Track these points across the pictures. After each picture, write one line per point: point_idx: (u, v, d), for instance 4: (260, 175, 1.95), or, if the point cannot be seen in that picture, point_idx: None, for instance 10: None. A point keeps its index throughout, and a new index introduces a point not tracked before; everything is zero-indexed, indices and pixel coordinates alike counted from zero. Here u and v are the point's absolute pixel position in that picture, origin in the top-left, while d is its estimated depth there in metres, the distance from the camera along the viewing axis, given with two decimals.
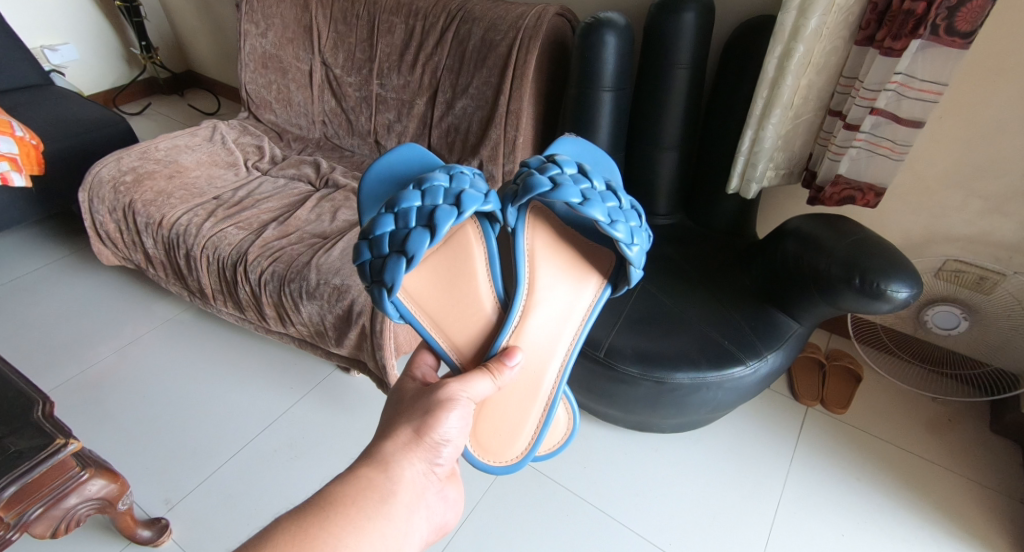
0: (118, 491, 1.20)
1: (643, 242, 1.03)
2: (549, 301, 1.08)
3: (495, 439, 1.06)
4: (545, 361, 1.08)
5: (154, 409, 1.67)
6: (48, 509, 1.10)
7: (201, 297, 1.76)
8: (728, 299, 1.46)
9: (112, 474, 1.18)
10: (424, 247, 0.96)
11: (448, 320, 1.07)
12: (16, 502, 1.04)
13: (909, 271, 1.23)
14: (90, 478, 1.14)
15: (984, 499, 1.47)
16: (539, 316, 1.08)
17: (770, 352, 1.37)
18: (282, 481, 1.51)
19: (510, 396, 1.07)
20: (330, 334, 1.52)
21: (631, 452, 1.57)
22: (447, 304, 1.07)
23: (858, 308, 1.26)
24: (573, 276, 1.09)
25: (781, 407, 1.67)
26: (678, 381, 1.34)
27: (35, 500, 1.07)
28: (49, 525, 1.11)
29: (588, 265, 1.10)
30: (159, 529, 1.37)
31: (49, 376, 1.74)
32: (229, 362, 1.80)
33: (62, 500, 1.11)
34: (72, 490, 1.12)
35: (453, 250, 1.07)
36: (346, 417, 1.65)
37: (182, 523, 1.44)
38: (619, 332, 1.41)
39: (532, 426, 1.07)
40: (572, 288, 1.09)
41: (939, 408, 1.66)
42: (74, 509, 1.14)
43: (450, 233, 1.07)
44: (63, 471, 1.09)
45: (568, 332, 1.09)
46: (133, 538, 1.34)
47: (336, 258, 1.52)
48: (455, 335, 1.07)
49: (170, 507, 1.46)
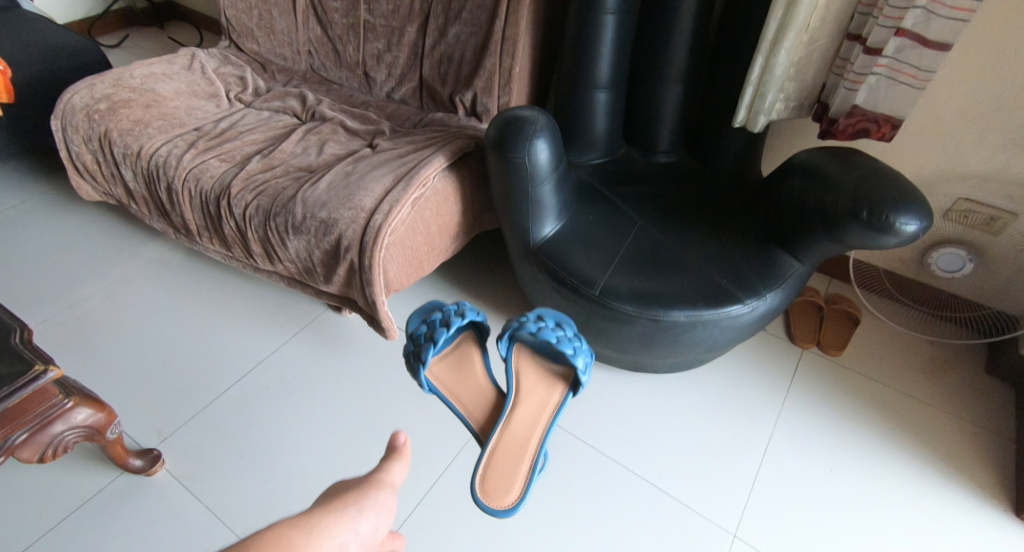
0: (105, 420, 1.18)
1: (588, 354, 1.09)
2: (522, 395, 1.09)
3: (497, 483, 1.01)
4: (528, 432, 1.05)
5: (145, 345, 1.65)
6: (35, 434, 1.08)
7: (186, 233, 1.71)
8: (729, 239, 1.42)
9: (98, 402, 1.16)
10: (444, 337, 1.07)
11: (464, 396, 1.11)
12: (0, 426, 1.02)
13: (920, 203, 1.18)
14: (75, 406, 1.11)
15: (976, 438, 1.48)
16: (520, 400, 1.09)
17: (768, 292, 1.34)
18: (273, 416, 1.50)
19: (502, 448, 1.04)
20: (318, 270, 1.49)
21: (625, 393, 1.56)
22: (465, 385, 1.12)
23: (864, 244, 1.22)
24: (533, 380, 1.11)
25: (776, 349, 1.66)
26: (675, 319, 1.31)
27: (20, 425, 1.05)
28: (35, 450, 1.10)
29: (551, 376, 1.12)
30: (151, 459, 1.36)
31: (36, 310, 1.71)
32: (218, 301, 1.76)
33: (47, 426, 1.09)
34: (58, 417, 1.10)
35: (463, 351, 1.15)
36: (339, 356, 1.63)
37: (174, 454, 1.43)
38: (616, 271, 1.37)
39: (523, 476, 1.02)
40: (532, 395, 1.09)
41: (935, 351, 1.66)
42: (62, 435, 1.12)
43: (459, 337, 1.16)
44: (46, 399, 1.07)
45: (539, 415, 1.07)
46: (125, 467, 1.33)
47: (323, 191, 1.46)
48: (471, 411, 1.10)
49: (163, 439, 1.45)
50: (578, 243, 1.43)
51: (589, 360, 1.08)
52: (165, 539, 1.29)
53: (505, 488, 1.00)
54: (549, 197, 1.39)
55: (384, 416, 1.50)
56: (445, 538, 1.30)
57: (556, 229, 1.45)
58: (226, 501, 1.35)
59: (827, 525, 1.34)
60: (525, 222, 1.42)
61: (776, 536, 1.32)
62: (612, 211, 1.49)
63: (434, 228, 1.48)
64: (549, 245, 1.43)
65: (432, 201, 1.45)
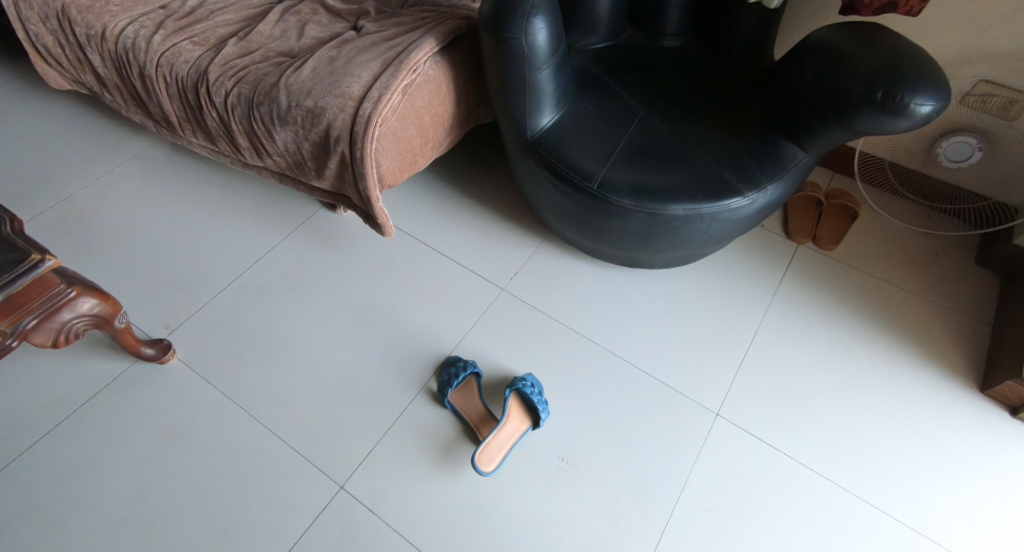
0: (111, 310, 1.18)
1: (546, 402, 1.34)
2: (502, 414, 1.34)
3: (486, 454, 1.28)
4: (505, 440, 1.31)
5: (144, 239, 1.63)
6: (43, 321, 1.07)
7: (167, 126, 1.63)
8: (733, 129, 1.37)
9: (102, 293, 1.15)
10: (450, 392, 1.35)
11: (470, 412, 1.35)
12: (8, 313, 1.00)
13: (938, 82, 1.13)
14: (80, 295, 1.10)
15: (958, 326, 1.51)
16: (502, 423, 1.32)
17: (770, 184, 1.31)
18: (272, 310, 1.51)
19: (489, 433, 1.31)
20: (308, 163, 1.44)
21: (620, 287, 1.57)
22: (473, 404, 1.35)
23: (874, 129, 1.18)
24: (516, 410, 1.34)
25: (773, 243, 1.66)
26: (673, 213, 1.29)
27: (29, 312, 1.03)
28: (47, 336, 1.10)
29: (524, 409, 1.34)
30: (163, 348, 1.39)
31: (28, 205, 1.68)
32: (210, 197, 1.72)
33: (55, 314, 1.08)
34: (64, 305, 1.09)
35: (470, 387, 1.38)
36: (335, 252, 1.61)
37: (184, 344, 1.45)
38: (615, 163, 1.33)
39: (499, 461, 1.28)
40: (513, 422, 1.32)
41: (930, 243, 1.66)
42: (71, 322, 1.12)
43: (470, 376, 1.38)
44: (48, 288, 1.04)
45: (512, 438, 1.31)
46: (137, 355, 1.36)
47: (306, 77, 1.38)
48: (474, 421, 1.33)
49: (171, 330, 1.47)
50: (576, 134, 1.37)
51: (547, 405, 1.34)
52: (184, 421, 1.34)
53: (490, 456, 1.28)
54: (548, 84, 1.32)
55: (382, 310, 1.51)
56: (446, 423, 1.35)
57: (554, 120, 1.39)
58: (237, 387, 1.39)
59: (810, 406, 1.39)
60: (522, 112, 1.36)
61: (757, 417, 1.38)
62: (612, 99, 1.42)
63: (427, 118, 1.42)
64: (546, 137, 1.38)
65: (423, 89, 1.38)
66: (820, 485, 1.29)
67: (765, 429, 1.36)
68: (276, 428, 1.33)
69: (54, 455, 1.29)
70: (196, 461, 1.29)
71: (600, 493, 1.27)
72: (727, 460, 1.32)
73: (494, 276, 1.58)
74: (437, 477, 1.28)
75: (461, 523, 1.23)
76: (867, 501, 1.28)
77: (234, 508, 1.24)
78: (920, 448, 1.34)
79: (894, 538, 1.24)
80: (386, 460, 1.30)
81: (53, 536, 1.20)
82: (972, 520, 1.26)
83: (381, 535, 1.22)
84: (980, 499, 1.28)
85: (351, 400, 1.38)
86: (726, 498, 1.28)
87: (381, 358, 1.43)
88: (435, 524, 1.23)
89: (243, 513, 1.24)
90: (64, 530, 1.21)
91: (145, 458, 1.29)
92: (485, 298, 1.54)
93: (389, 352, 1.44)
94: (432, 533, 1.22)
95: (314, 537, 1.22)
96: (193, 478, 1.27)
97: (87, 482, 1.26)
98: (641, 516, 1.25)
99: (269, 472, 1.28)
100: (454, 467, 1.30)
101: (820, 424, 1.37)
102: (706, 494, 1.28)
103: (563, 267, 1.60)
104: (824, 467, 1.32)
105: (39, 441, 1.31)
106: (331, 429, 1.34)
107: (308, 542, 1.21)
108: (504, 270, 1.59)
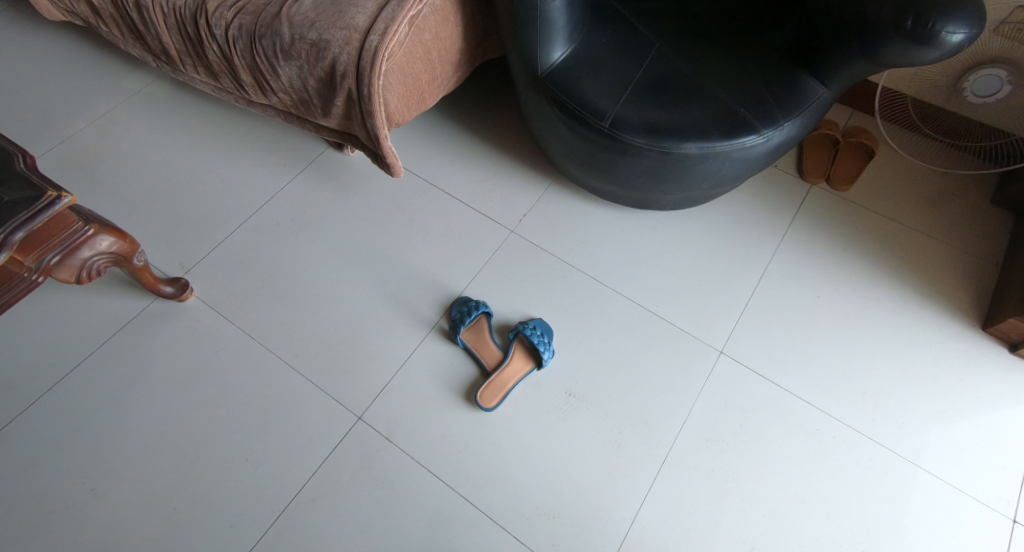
0: (129, 248, 1.18)
1: (553, 347, 1.35)
2: (508, 355, 1.36)
3: (488, 392, 1.32)
4: (508, 379, 1.33)
5: (156, 178, 1.62)
6: (66, 258, 1.07)
7: (168, 61, 1.60)
8: (752, 63, 1.32)
9: (119, 232, 1.15)
10: (461, 330, 1.36)
11: (478, 350, 1.37)
12: (30, 249, 1.01)
13: (972, 9, 1.08)
14: (98, 233, 1.10)
15: (966, 266, 1.49)
16: (507, 363, 1.35)
17: (787, 120, 1.27)
18: (284, 249, 1.51)
19: (492, 370, 1.34)
20: (314, 101, 1.41)
21: (630, 227, 1.56)
22: (481, 342, 1.37)
23: (900, 60, 1.13)
24: (519, 351, 1.36)
25: (788, 183, 1.63)
26: (686, 152, 1.26)
27: (51, 248, 1.04)
28: (71, 272, 1.10)
29: (529, 351, 1.36)
30: (180, 287, 1.40)
31: (37, 143, 1.67)
32: (218, 135, 1.70)
33: (75, 251, 1.08)
34: (83, 243, 1.09)
35: (479, 325, 1.40)
36: (343, 191, 1.60)
37: (201, 283, 1.46)
38: (627, 99, 1.29)
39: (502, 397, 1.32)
40: (516, 363, 1.35)
41: (947, 182, 1.62)
42: (91, 260, 1.12)
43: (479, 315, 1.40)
44: (67, 225, 1.04)
45: (516, 378, 1.34)
46: (156, 293, 1.37)
47: (309, 8, 1.33)
48: (480, 358, 1.36)
49: (187, 270, 1.48)
50: (587, 69, 1.33)
51: (553, 350, 1.35)
52: (204, 357, 1.36)
53: (493, 394, 1.31)
54: (560, 15, 1.27)
55: (390, 250, 1.51)
56: (457, 360, 1.37)
57: (566, 55, 1.34)
58: (253, 324, 1.41)
59: (815, 343, 1.40)
60: (533, 46, 1.31)
61: (758, 353, 1.39)
62: (626, 31, 1.37)
63: (434, 53, 1.37)
64: (557, 72, 1.33)
65: (431, 20, 1.32)
66: (817, 418, 1.32)
67: (772, 367, 1.37)
68: (293, 363, 1.36)
69: (80, 388, 1.33)
70: (217, 393, 1.32)
71: (603, 426, 1.30)
72: (732, 394, 1.34)
73: (503, 216, 1.57)
74: (448, 410, 1.31)
75: (468, 454, 1.27)
76: (863, 433, 1.30)
77: (253, 438, 1.28)
78: (918, 383, 1.35)
79: (887, 468, 1.27)
80: (398, 395, 1.33)
81: (85, 465, 1.25)
82: (963, 451, 1.28)
83: (395, 464, 1.26)
84: (972, 431, 1.30)
85: (363, 337, 1.39)
86: (726, 429, 1.30)
87: (391, 297, 1.44)
88: (444, 455, 1.27)
89: (263, 443, 1.28)
90: (95, 458, 1.26)
91: (169, 391, 1.33)
92: (496, 238, 1.53)
93: (399, 291, 1.45)
94: (444, 462, 1.26)
95: (329, 465, 1.26)
96: (216, 410, 1.31)
97: (114, 414, 1.30)
98: (642, 448, 1.28)
99: (287, 404, 1.32)
100: (464, 401, 1.32)
101: (822, 359, 1.38)
102: (706, 426, 1.31)
103: (572, 207, 1.58)
104: (820, 400, 1.33)
105: (65, 375, 1.34)
106: (345, 364, 1.36)
107: (324, 471, 1.25)
108: (513, 210, 1.58)
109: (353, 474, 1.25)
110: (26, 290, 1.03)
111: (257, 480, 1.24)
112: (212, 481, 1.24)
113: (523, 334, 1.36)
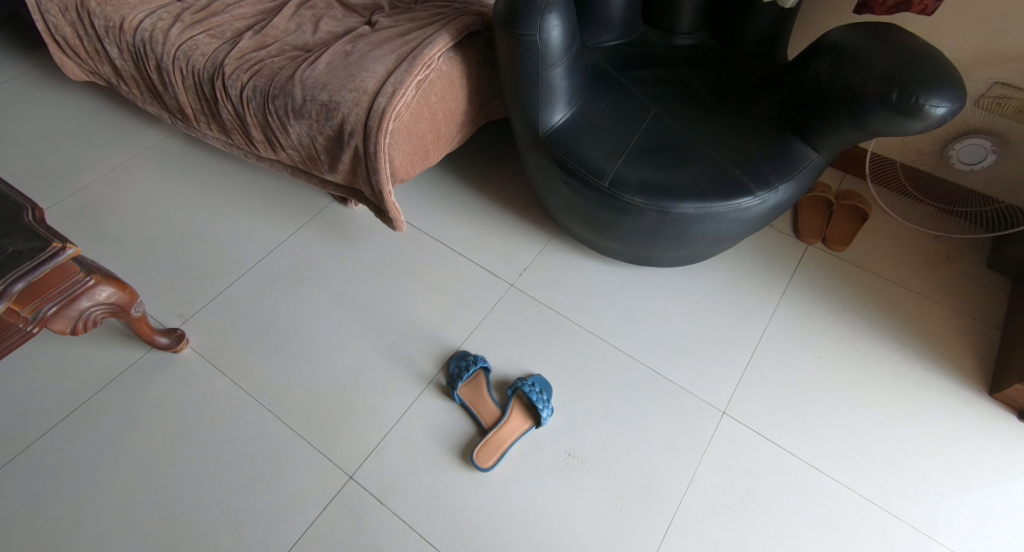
0: (128, 298, 1.19)
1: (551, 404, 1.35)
2: (506, 412, 1.35)
3: (487, 450, 1.30)
4: (506, 436, 1.32)
5: (160, 229, 1.65)
6: (64, 308, 1.08)
7: (182, 118, 1.66)
8: (746, 128, 1.37)
9: (119, 282, 1.16)
10: (459, 385, 1.36)
11: (476, 406, 1.36)
12: (28, 299, 1.02)
13: (955, 84, 1.13)
14: (98, 284, 1.11)
15: (966, 328, 1.50)
16: (505, 419, 1.34)
17: (781, 184, 1.31)
18: (286, 301, 1.52)
19: (490, 426, 1.33)
20: (322, 157, 1.45)
21: (629, 284, 1.57)
22: (479, 398, 1.37)
23: (887, 129, 1.18)
24: (517, 408, 1.36)
25: (783, 243, 1.66)
26: (683, 212, 1.29)
27: (49, 299, 1.05)
28: (67, 323, 1.11)
29: (526, 409, 1.36)
30: (176, 337, 1.40)
31: (46, 194, 1.71)
32: (224, 188, 1.74)
33: (74, 301, 1.09)
34: (82, 293, 1.10)
35: (477, 382, 1.39)
36: (346, 244, 1.63)
37: (197, 333, 1.47)
38: (626, 162, 1.33)
39: (499, 454, 1.30)
40: (515, 421, 1.34)
41: (939, 245, 1.66)
42: (89, 310, 1.13)
43: (477, 372, 1.40)
44: (68, 276, 1.06)
45: (513, 434, 1.33)
46: (152, 344, 1.37)
47: (321, 71, 1.40)
48: (478, 414, 1.35)
49: (184, 320, 1.49)
50: (587, 131, 1.37)
51: (551, 407, 1.35)
52: (196, 409, 1.35)
53: (491, 450, 1.30)
54: (561, 81, 1.32)
55: (390, 303, 1.52)
56: (454, 416, 1.36)
57: (566, 118, 1.39)
58: (248, 376, 1.41)
59: (816, 406, 1.39)
60: (534, 109, 1.36)
61: (761, 415, 1.38)
62: (623, 96, 1.43)
63: (440, 114, 1.42)
64: (558, 134, 1.38)
65: (437, 84, 1.38)
66: (827, 485, 1.30)
67: (773, 430, 1.36)
68: (286, 418, 1.35)
69: (69, 440, 1.31)
70: (209, 449, 1.31)
71: (604, 489, 1.28)
72: (734, 457, 1.33)
73: (503, 271, 1.59)
74: (445, 469, 1.30)
75: (466, 516, 1.25)
76: (875, 503, 1.28)
77: (245, 495, 1.26)
78: (927, 450, 1.34)
79: (903, 540, 1.24)
80: (394, 452, 1.31)
81: (66, 521, 1.22)
82: (977, 523, 1.26)
83: (388, 525, 1.23)
84: (987, 501, 1.28)
85: (361, 390, 1.39)
86: (732, 496, 1.28)
87: (390, 351, 1.45)
88: (441, 516, 1.25)
89: (253, 501, 1.25)
90: (77, 514, 1.23)
91: (159, 444, 1.31)
92: (494, 293, 1.55)
93: (398, 344, 1.46)
94: (440, 525, 1.24)
95: (323, 525, 1.23)
96: (206, 466, 1.29)
97: (101, 468, 1.28)
98: (644, 513, 1.26)
99: (280, 460, 1.30)
100: (462, 460, 1.31)
101: (828, 423, 1.37)
102: (713, 491, 1.29)
103: (572, 264, 1.60)
104: (829, 466, 1.32)
105: (55, 426, 1.33)
106: (341, 419, 1.35)
107: (315, 531, 1.23)
108: (513, 266, 1.60)
109: (346, 535, 1.22)
110: (21, 340, 1.04)
111: (244, 540, 1.21)
112: (200, 540, 1.21)
113: (523, 390, 1.35)
